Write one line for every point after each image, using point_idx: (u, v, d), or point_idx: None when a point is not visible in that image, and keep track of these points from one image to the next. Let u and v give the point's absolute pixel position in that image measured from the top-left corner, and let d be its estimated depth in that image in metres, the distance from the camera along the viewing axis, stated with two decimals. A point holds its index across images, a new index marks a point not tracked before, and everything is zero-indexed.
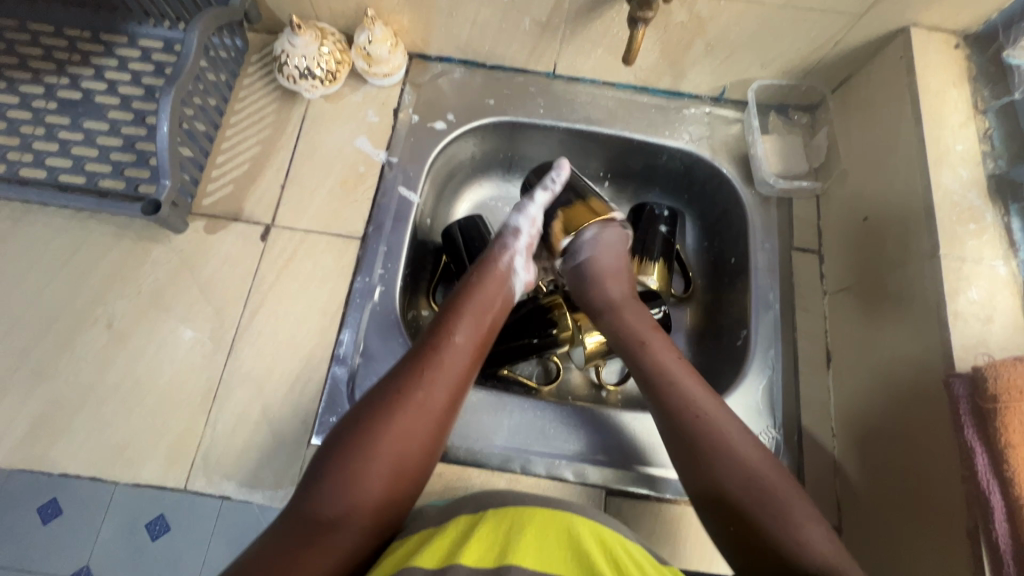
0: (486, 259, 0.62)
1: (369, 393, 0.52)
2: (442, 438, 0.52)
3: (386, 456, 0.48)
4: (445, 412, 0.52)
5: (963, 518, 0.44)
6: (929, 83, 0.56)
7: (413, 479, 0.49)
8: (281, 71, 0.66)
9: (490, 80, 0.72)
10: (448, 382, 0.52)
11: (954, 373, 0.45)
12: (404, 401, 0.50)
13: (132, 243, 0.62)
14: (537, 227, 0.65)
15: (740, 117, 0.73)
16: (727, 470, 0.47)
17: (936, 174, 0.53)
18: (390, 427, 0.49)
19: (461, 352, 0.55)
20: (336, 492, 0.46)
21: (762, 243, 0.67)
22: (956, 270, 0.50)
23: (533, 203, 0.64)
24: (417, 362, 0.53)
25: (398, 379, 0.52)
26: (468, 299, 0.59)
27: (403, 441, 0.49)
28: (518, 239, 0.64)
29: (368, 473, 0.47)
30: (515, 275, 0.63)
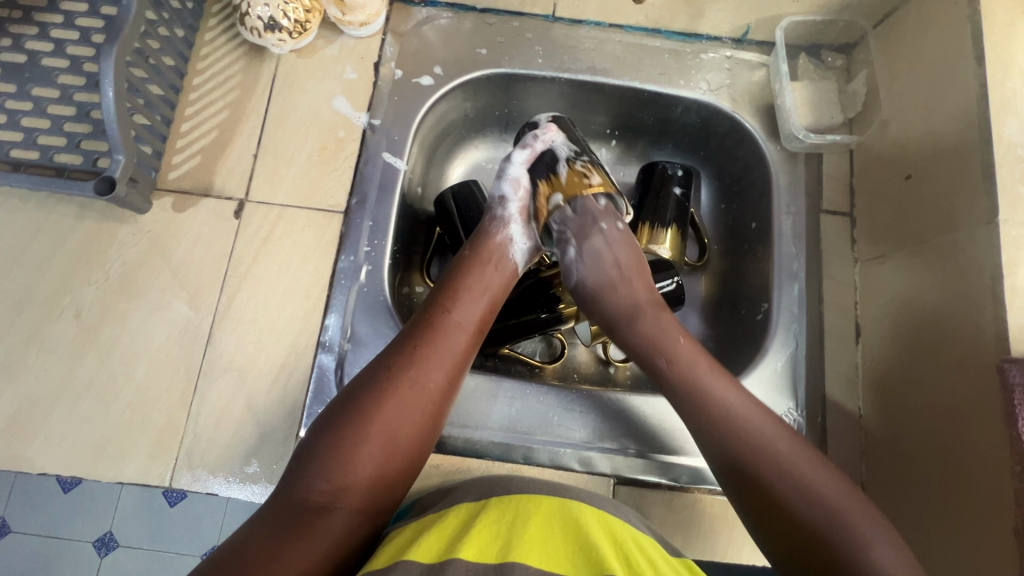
0: (483, 229, 0.57)
1: (362, 371, 0.47)
2: (440, 419, 0.47)
3: (378, 437, 0.44)
4: (443, 393, 0.47)
5: (1010, 516, 0.40)
6: (994, 14, 0.48)
7: (407, 463, 0.45)
8: (243, 23, 0.58)
9: (481, 25, 0.64)
10: (446, 360, 0.48)
11: (1010, 359, 0.41)
12: (399, 379, 0.46)
13: (96, 224, 0.57)
14: (523, 189, 0.57)
15: (765, 61, 0.64)
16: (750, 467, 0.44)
17: (999, 125, 0.46)
18: (383, 407, 0.45)
19: (461, 329, 0.50)
20: (323, 474, 0.42)
21: (787, 205, 0.61)
22: (1017, 238, 0.43)
23: (512, 164, 0.58)
24: (413, 338, 0.48)
25: (392, 357, 0.47)
26: (468, 271, 0.53)
27: (396, 422, 0.44)
28: (507, 209, 0.57)
29: (358, 455, 0.43)
30: (513, 245, 0.56)
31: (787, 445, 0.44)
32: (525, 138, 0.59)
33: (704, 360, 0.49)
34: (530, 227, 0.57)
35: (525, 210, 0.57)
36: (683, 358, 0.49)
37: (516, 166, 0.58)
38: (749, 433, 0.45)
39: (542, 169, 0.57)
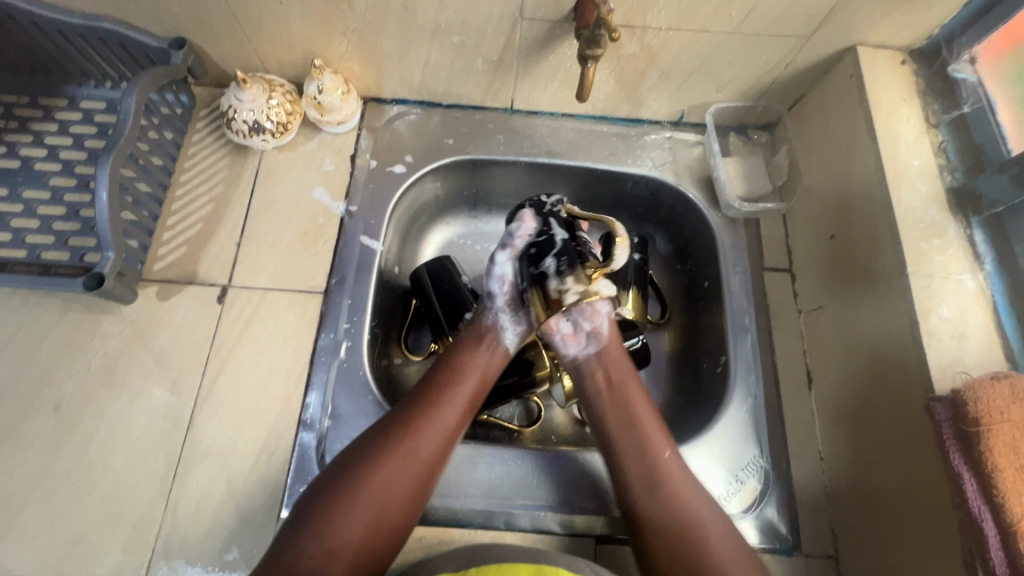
0: (484, 307, 0.59)
1: (360, 438, 0.50)
2: (429, 492, 0.49)
3: (369, 506, 0.46)
4: (434, 467, 0.49)
5: (958, 544, 0.43)
6: (880, 101, 0.57)
7: (395, 534, 0.47)
8: (230, 126, 0.64)
9: (448, 119, 0.71)
10: (439, 432, 0.50)
11: (933, 397, 0.45)
12: (395, 449, 0.48)
13: (80, 316, 0.59)
14: (509, 284, 0.59)
15: (701, 140, 0.72)
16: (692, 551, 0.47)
17: (897, 192, 0.53)
18: (377, 476, 0.46)
19: (455, 403, 0.52)
20: (317, 536, 0.44)
21: (733, 266, 0.67)
22: (925, 288, 0.50)
23: (497, 265, 0.59)
24: (410, 409, 0.51)
25: (391, 425, 0.50)
26: (465, 345, 0.56)
27: (389, 491, 0.46)
28: (494, 300, 0.59)
29: (351, 522, 0.45)
30: (504, 332, 0.58)
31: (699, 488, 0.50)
32: (505, 235, 0.60)
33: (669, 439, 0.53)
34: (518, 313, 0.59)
35: (512, 302, 0.59)
36: (660, 451, 0.51)
37: (503, 263, 0.59)
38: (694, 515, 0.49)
39: (525, 261, 0.58)
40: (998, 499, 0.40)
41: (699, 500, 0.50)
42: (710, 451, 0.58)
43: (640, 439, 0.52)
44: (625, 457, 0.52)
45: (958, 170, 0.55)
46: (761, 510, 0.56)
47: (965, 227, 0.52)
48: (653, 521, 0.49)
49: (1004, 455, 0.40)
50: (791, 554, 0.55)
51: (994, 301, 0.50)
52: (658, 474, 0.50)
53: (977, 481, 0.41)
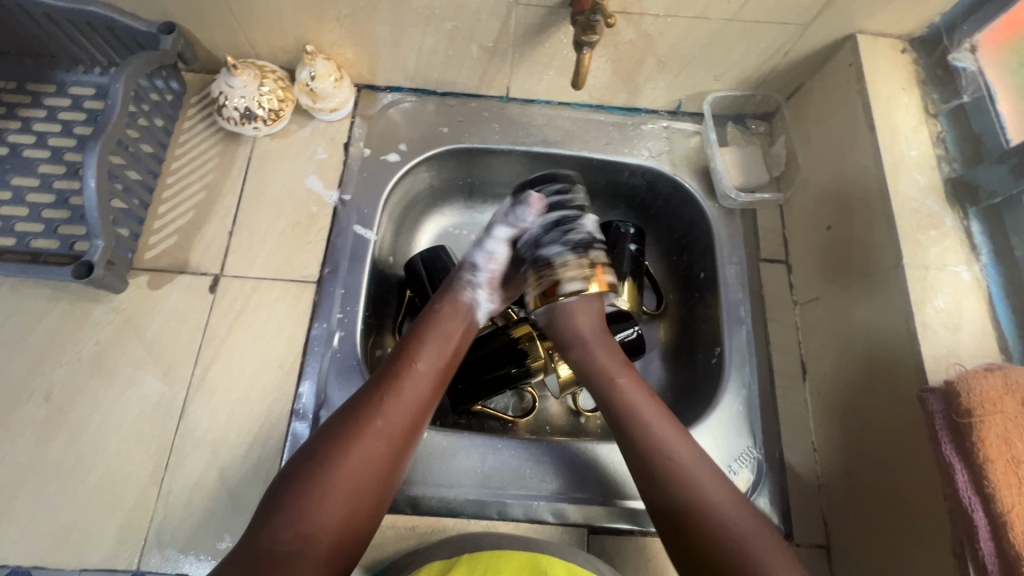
0: (449, 288, 0.59)
1: (328, 420, 0.49)
2: (402, 469, 0.49)
3: (343, 485, 0.45)
4: (404, 442, 0.49)
5: (949, 534, 0.43)
6: (879, 90, 0.57)
7: (370, 513, 0.46)
8: (221, 113, 0.63)
9: (443, 107, 0.70)
10: (408, 408, 0.50)
11: (926, 388, 0.45)
12: (364, 428, 0.47)
13: (70, 305, 0.58)
14: (496, 264, 0.60)
15: (698, 130, 0.72)
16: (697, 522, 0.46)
17: (894, 182, 0.53)
18: (348, 455, 0.46)
19: (424, 379, 0.52)
20: (289, 520, 0.43)
21: (729, 256, 0.66)
22: (921, 279, 0.49)
23: (493, 239, 0.60)
24: (379, 387, 0.50)
25: (359, 404, 0.49)
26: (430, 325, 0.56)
27: (361, 467, 0.46)
28: (477, 274, 0.59)
29: (324, 502, 0.44)
30: (478, 307, 0.59)
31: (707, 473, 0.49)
32: (509, 214, 0.60)
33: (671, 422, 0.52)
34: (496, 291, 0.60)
35: (494, 280, 0.60)
36: (661, 430, 0.51)
37: (497, 241, 0.60)
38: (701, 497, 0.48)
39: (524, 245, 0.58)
40: (989, 490, 0.40)
41: (704, 479, 0.49)
42: (703, 442, 0.58)
43: (636, 413, 0.52)
44: (625, 430, 0.52)
45: (956, 160, 0.54)
46: (753, 500, 0.56)
47: (963, 218, 0.52)
48: (656, 499, 0.49)
49: (996, 447, 0.40)
50: (783, 544, 0.55)
51: (991, 293, 0.49)
52: (654, 452, 0.50)
53: (968, 472, 0.41)
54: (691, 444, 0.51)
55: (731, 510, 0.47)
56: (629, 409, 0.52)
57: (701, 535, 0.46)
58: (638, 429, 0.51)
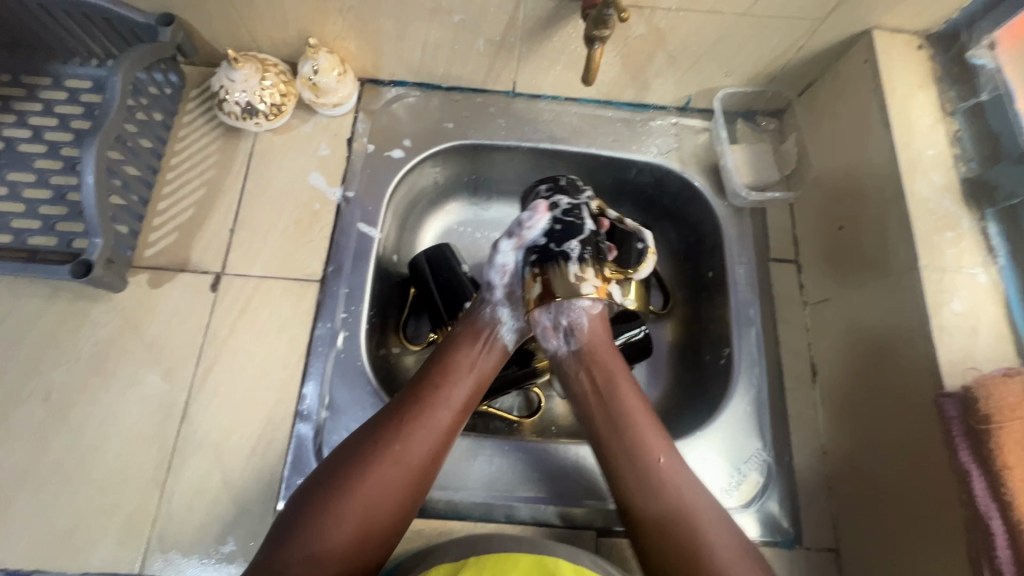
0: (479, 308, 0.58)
1: (348, 441, 0.49)
2: (421, 496, 0.48)
3: (357, 509, 0.45)
4: (424, 470, 0.48)
5: (964, 541, 0.43)
6: (895, 87, 0.55)
7: (384, 537, 0.46)
8: (221, 107, 0.62)
9: (448, 102, 0.69)
10: (431, 436, 0.49)
11: (943, 393, 0.44)
12: (384, 453, 0.47)
13: (69, 304, 0.57)
14: (510, 276, 0.58)
15: (708, 126, 0.70)
16: (684, 532, 0.47)
17: (910, 182, 0.52)
18: (366, 480, 0.46)
19: (448, 406, 0.51)
20: (302, 543, 0.43)
21: (738, 256, 0.65)
22: (937, 281, 0.49)
23: (499, 254, 0.58)
24: (400, 412, 0.50)
25: (381, 427, 0.48)
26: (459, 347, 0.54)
27: (378, 493, 0.46)
28: (494, 292, 0.58)
29: (338, 525, 0.44)
30: (502, 326, 0.57)
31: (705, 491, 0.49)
32: (513, 227, 0.59)
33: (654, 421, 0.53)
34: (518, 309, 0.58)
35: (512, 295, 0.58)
36: (652, 439, 0.51)
37: (505, 253, 0.58)
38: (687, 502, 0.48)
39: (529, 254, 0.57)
40: (1007, 498, 0.39)
41: (687, 482, 0.49)
42: (713, 445, 0.57)
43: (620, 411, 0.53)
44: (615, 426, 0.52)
45: (973, 160, 0.53)
46: (763, 503, 0.56)
47: (979, 219, 0.51)
48: (643, 506, 0.48)
49: (1015, 454, 0.40)
50: (793, 547, 0.54)
51: (1008, 295, 0.48)
52: (631, 444, 0.51)
53: (986, 479, 0.41)
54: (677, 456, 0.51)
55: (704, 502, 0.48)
56: (623, 416, 0.52)
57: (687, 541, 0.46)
58: (630, 439, 0.51)
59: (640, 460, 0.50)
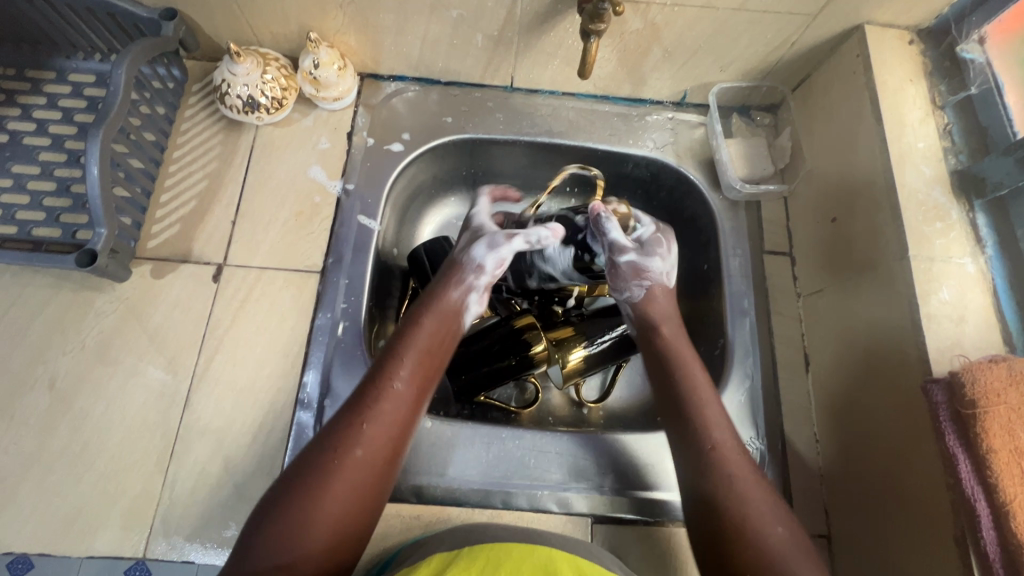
0: (436, 292, 0.58)
1: (302, 449, 0.48)
2: (386, 491, 0.49)
3: (328, 512, 0.44)
4: (387, 466, 0.48)
5: (951, 525, 0.44)
6: (886, 81, 0.56)
7: (358, 535, 0.46)
8: (223, 101, 0.63)
9: (447, 96, 0.70)
10: (394, 430, 0.49)
11: (930, 379, 0.45)
12: (344, 456, 0.46)
13: (73, 294, 0.58)
14: (503, 268, 0.60)
15: (703, 121, 0.71)
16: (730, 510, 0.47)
17: (900, 174, 0.53)
18: (329, 485, 0.45)
19: (404, 398, 0.51)
20: (274, 552, 0.42)
21: (733, 248, 0.66)
22: (926, 271, 0.49)
23: (506, 244, 0.59)
24: (354, 410, 0.49)
25: (339, 428, 0.48)
26: (400, 340, 0.54)
27: (345, 494, 0.45)
28: (479, 277, 0.59)
29: (309, 531, 0.43)
30: (468, 308, 0.58)
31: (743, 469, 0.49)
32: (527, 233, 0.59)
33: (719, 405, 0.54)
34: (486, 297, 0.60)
35: (491, 285, 0.60)
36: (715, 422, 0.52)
37: (509, 247, 0.59)
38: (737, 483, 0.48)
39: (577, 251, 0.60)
40: (992, 481, 0.40)
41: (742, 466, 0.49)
42: None
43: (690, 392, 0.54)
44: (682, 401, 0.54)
45: (962, 153, 0.54)
46: None
47: (968, 210, 0.52)
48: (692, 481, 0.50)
49: (999, 438, 0.41)
50: None
51: (995, 285, 0.49)
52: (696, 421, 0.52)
53: (972, 462, 0.42)
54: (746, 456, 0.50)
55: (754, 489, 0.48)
56: (689, 393, 0.54)
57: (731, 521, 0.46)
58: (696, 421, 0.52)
59: (695, 440, 0.51)
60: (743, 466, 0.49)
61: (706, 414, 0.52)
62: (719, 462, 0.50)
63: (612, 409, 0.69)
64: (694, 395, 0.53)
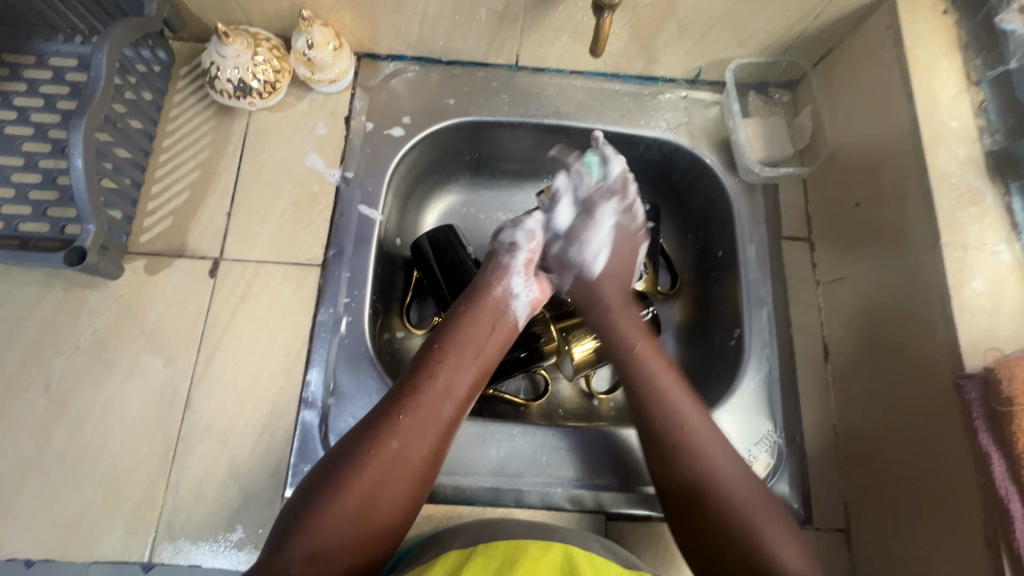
0: (479, 286, 0.56)
1: (343, 438, 0.48)
2: (421, 492, 0.47)
3: (359, 504, 0.44)
4: (422, 466, 0.47)
5: (982, 524, 0.42)
6: (918, 55, 0.53)
7: (386, 536, 0.45)
8: (213, 86, 0.59)
9: (448, 77, 0.66)
10: (433, 428, 0.48)
11: (963, 374, 0.43)
12: (380, 450, 0.45)
13: (65, 292, 0.56)
14: (537, 242, 0.59)
15: (718, 99, 0.68)
16: (718, 516, 0.46)
17: (932, 156, 0.50)
18: (362, 477, 0.44)
19: (447, 396, 0.49)
20: (305, 541, 0.41)
21: (750, 234, 0.64)
22: (959, 260, 0.47)
23: (531, 219, 0.59)
24: (394, 402, 0.48)
25: (377, 420, 0.47)
26: (446, 334, 0.53)
27: (377, 490, 0.44)
28: (514, 256, 0.58)
29: (337, 523, 0.43)
30: (515, 298, 0.57)
31: (727, 466, 0.48)
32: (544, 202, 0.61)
33: (686, 393, 0.52)
34: (530, 276, 0.58)
35: (531, 261, 0.58)
36: (682, 409, 0.51)
37: (536, 221, 0.59)
38: (718, 480, 0.47)
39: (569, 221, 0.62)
40: None
41: (716, 450, 0.49)
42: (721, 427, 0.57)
43: (642, 370, 0.53)
44: (633, 383, 0.53)
45: (999, 132, 0.51)
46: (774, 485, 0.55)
47: (1004, 193, 0.49)
48: (665, 477, 0.49)
49: None
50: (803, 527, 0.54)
51: None
52: (654, 403, 0.51)
53: (1006, 461, 0.40)
54: (718, 438, 0.50)
55: (739, 483, 0.48)
56: (641, 376, 0.53)
57: (712, 510, 0.47)
58: (656, 412, 0.51)
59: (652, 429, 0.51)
60: (721, 458, 0.49)
61: (678, 412, 0.50)
62: (683, 453, 0.49)
63: (623, 400, 0.67)
64: (648, 372, 0.53)
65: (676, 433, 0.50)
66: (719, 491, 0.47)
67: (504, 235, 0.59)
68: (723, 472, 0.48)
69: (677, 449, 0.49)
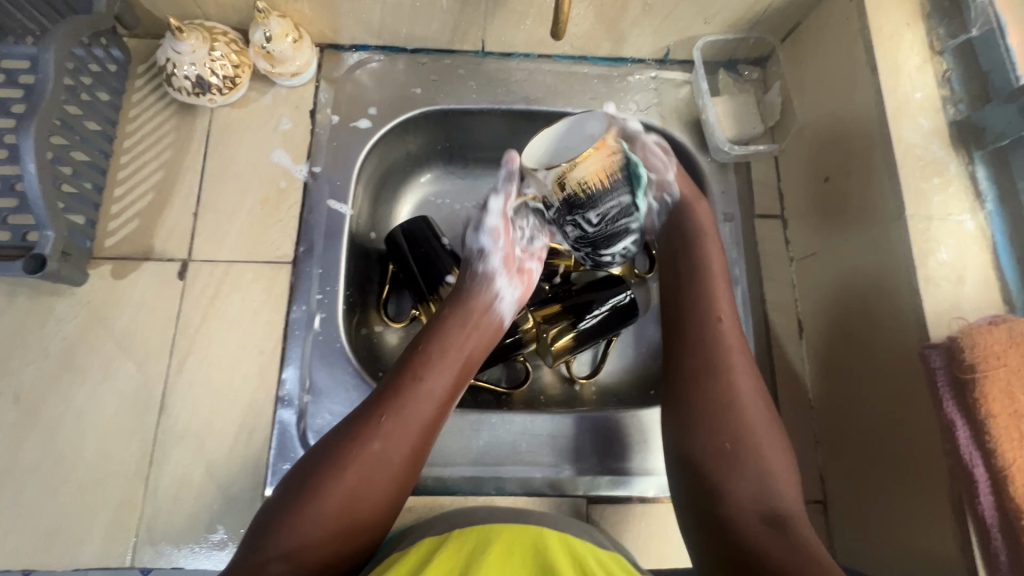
0: (464, 289, 0.56)
1: (324, 438, 0.47)
2: (403, 492, 0.47)
3: (339, 503, 0.43)
4: (406, 467, 0.47)
5: (948, 490, 0.43)
6: (881, 26, 0.52)
7: (366, 535, 0.45)
8: (170, 83, 0.58)
9: (414, 65, 0.65)
10: (415, 429, 0.47)
11: (928, 344, 0.43)
12: (360, 450, 0.45)
13: (30, 300, 0.55)
14: (504, 237, 0.57)
15: (688, 79, 0.67)
16: (729, 470, 0.47)
17: (896, 128, 0.50)
18: (343, 477, 0.44)
19: (429, 398, 0.49)
20: (284, 538, 0.41)
21: (723, 214, 0.64)
22: (924, 231, 0.47)
23: (488, 214, 0.57)
24: (377, 404, 0.48)
25: (359, 420, 0.47)
26: (431, 336, 0.53)
27: (357, 490, 0.44)
28: (488, 260, 0.57)
29: (317, 520, 0.42)
30: (499, 299, 0.57)
31: (777, 459, 0.47)
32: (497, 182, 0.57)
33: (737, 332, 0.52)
34: (513, 275, 0.58)
35: (507, 258, 0.57)
36: (730, 346, 0.51)
37: (494, 214, 0.57)
38: (755, 446, 0.47)
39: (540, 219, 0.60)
40: (990, 446, 0.39)
41: (760, 418, 0.49)
42: None
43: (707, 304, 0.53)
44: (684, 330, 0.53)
45: (962, 101, 0.50)
46: None
47: (968, 163, 0.49)
48: (693, 446, 0.48)
49: (999, 402, 0.39)
50: None
51: (995, 242, 0.47)
52: (710, 347, 0.51)
53: (970, 428, 0.41)
54: (753, 375, 0.51)
55: (772, 454, 0.47)
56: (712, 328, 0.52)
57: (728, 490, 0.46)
58: (717, 351, 0.51)
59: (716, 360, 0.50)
60: (752, 400, 0.49)
61: (732, 354, 0.51)
62: (705, 418, 0.48)
63: (604, 384, 0.68)
64: (714, 328, 0.52)
65: (721, 386, 0.49)
66: (739, 468, 0.47)
67: (471, 241, 0.58)
68: (755, 414, 0.49)
69: (687, 421, 0.49)
